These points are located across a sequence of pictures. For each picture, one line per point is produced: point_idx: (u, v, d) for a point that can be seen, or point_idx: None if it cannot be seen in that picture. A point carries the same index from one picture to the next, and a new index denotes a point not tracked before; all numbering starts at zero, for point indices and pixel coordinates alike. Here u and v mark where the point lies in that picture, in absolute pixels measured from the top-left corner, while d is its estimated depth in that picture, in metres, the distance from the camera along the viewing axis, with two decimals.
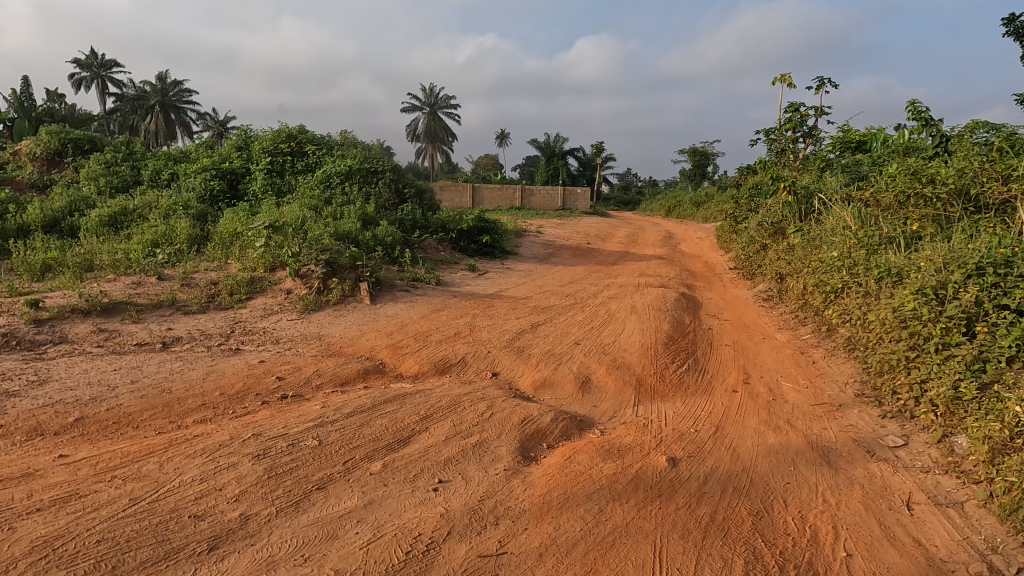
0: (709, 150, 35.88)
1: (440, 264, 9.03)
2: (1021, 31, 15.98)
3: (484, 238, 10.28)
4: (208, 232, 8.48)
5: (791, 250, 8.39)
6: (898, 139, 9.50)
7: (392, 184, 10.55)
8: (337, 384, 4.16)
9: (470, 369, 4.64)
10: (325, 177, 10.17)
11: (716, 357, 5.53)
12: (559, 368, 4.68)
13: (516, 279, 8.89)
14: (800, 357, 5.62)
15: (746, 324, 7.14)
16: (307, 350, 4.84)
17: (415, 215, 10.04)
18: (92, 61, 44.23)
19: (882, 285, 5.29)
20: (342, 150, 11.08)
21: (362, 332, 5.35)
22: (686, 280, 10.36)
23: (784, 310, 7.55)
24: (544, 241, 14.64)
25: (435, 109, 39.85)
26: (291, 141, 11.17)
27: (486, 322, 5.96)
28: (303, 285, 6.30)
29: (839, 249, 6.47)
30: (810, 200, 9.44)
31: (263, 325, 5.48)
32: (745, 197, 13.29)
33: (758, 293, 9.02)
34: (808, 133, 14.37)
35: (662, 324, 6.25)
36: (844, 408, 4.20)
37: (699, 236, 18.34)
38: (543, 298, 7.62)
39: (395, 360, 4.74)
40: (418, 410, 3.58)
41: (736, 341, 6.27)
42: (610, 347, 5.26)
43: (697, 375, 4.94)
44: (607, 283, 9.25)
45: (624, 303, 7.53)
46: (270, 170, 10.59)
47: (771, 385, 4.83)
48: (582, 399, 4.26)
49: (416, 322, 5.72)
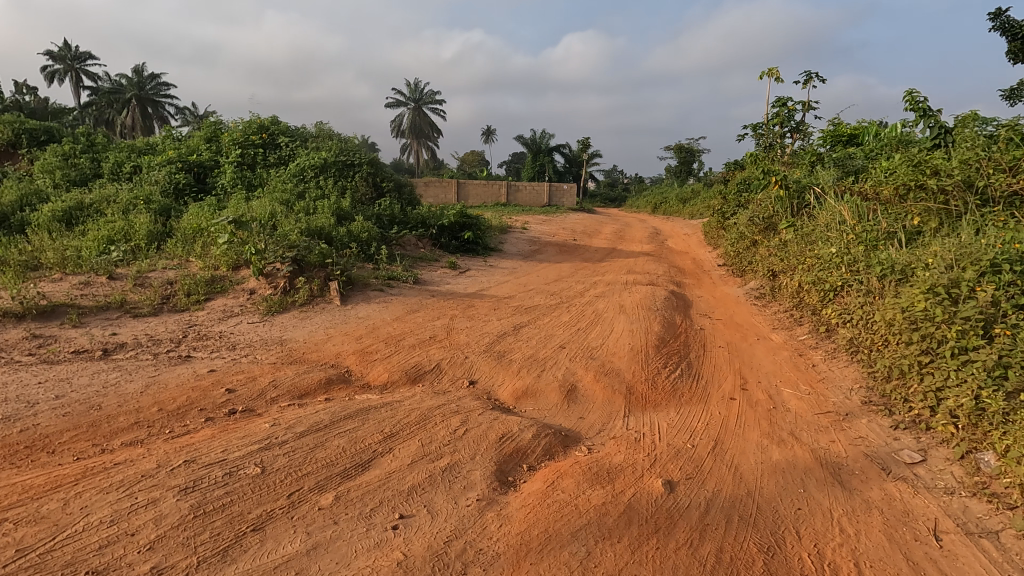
0: (696, 146, 35.77)
1: (419, 262, 8.59)
2: (1007, 27, 15.94)
3: (465, 234, 9.87)
4: (170, 228, 7.95)
5: (784, 246, 8.09)
6: (891, 132, 9.27)
7: (370, 178, 10.08)
8: (295, 397, 3.72)
9: (445, 377, 4.23)
10: (298, 171, 9.67)
11: (710, 361, 5.19)
12: (542, 375, 4.29)
13: (499, 277, 8.49)
14: (798, 360, 5.30)
15: (739, 324, 6.81)
16: (266, 357, 4.39)
17: (394, 210, 9.59)
18: (66, 53, 42.99)
19: (886, 283, 4.97)
20: (317, 142, 10.57)
21: (329, 336, 4.91)
22: (675, 278, 10.05)
23: (778, 308, 7.25)
24: (529, 238, 14.28)
25: (420, 105, 39.30)
26: (263, 132, 10.63)
27: (465, 324, 5.55)
28: (268, 285, 5.84)
29: (837, 245, 6.15)
30: (803, 194, 9.16)
31: (220, 329, 5.01)
32: (734, 192, 13.01)
33: (749, 291, 8.72)
34: (796, 127, 14.16)
35: (653, 325, 5.90)
36: (851, 418, 3.87)
37: (686, 232, 18.10)
38: (527, 297, 7.22)
39: (363, 368, 4.31)
40: (382, 427, 3.16)
41: (730, 343, 5.93)
42: (597, 350, 4.89)
43: (691, 380, 4.59)
44: (594, 280, 8.88)
45: (612, 302, 7.17)
46: (240, 163, 10.06)
47: (771, 392, 4.48)
48: (567, 411, 3.88)
49: (388, 324, 5.30)
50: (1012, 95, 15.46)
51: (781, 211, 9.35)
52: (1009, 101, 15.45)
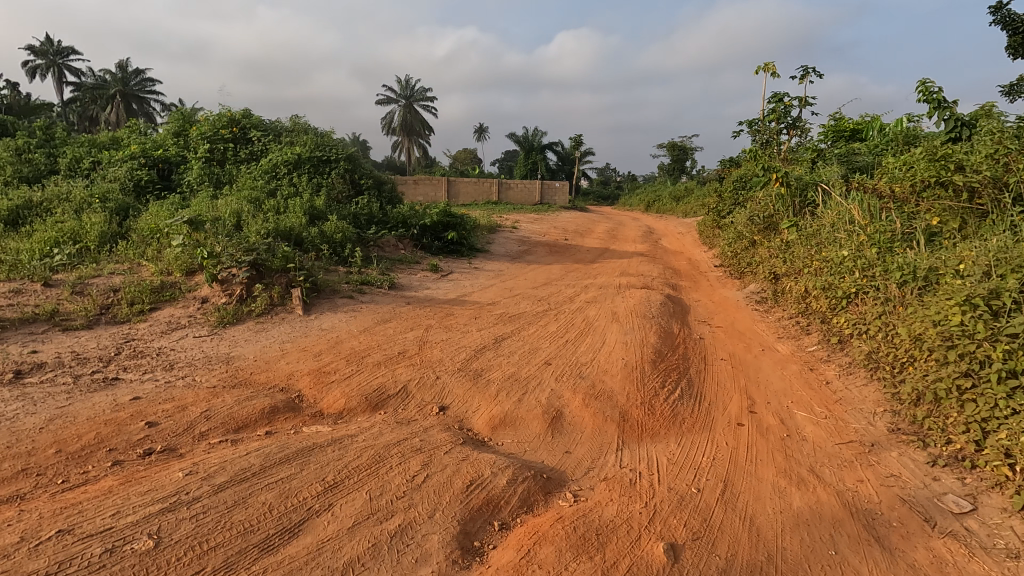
0: (689, 144, 35.38)
1: (398, 264, 8.03)
2: (1007, 21, 15.54)
3: (449, 235, 9.31)
4: (126, 228, 7.33)
5: (787, 248, 7.59)
6: (898, 128, 8.81)
7: (348, 174, 9.47)
8: (230, 431, 3.14)
9: (412, 403, 3.68)
10: (270, 167, 9.06)
11: (712, 378, 4.66)
12: (524, 399, 3.74)
13: (484, 281, 7.94)
14: (809, 375, 4.79)
15: (741, 332, 6.30)
16: (206, 379, 3.81)
17: (372, 209, 9.01)
18: (48, 47, 42.02)
19: (907, 292, 4.48)
20: (291, 136, 9.95)
21: (283, 353, 4.33)
22: (670, 280, 9.54)
23: (782, 315, 6.75)
24: (519, 238, 13.75)
25: (411, 102, 38.66)
26: (234, 126, 9.99)
27: (441, 336, 4.99)
28: (222, 293, 5.25)
29: (849, 248, 5.65)
30: (807, 193, 8.66)
31: (160, 344, 4.42)
32: (730, 190, 12.52)
33: (750, 294, 8.22)
34: (792, 123, 13.70)
35: (649, 335, 5.37)
36: (878, 450, 3.36)
37: (680, 231, 17.61)
38: (513, 303, 6.67)
39: (317, 391, 3.74)
40: (323, 474, 2.60)
41: (734, 355, 5.41)
42: (587, 367, 4.35)
43: (693, 403, 4.06)
44: (585, 284, 8.34)
45: (603, 308, 6.63)
46: (209, 159, 9.42)
47: (782, 415, 3.96)
48: (551, 443, 3.33)
49: (354, 338, 4.74)
50: (1011, 91, 15.13)
51: (781, 210, 8.86)
52: (1007, 96, 15.07)
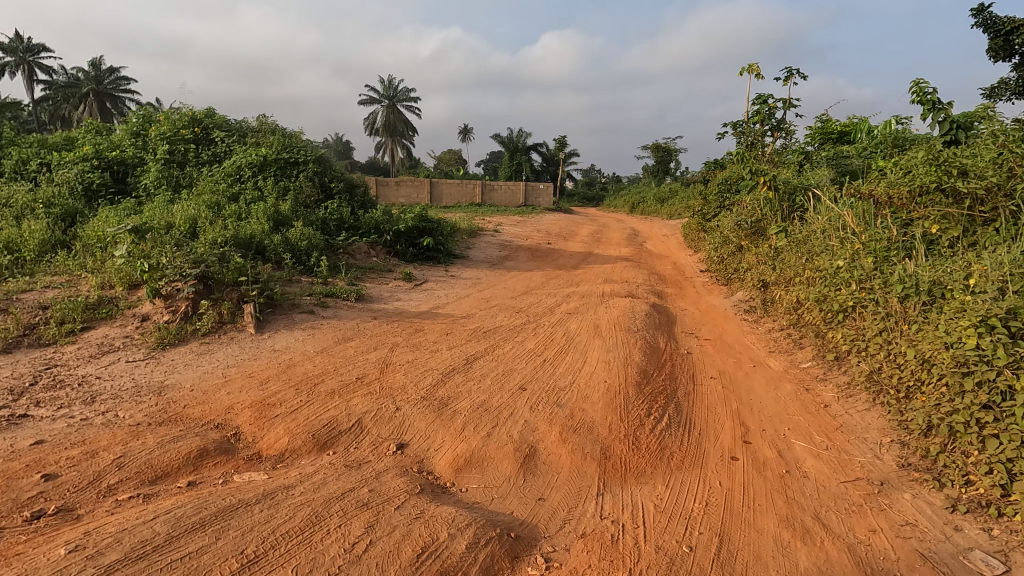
0: (673, 146, 35.28)
1: (369, 273, 7.57)
2: (990, 22, 15.50)
3: (424, 241, 8.88)
4: (71, 236, 6.76)
5: (777, 256, 7.28)
6: (889, 132, 8.57)
7: (317, 177, 8.95)
8: (144, 483, 2.68)
9: (365, 440, 3.24)
10: (233, 170, 8.53)
11: (702, 401, 4.30)
12: (493, 435, 3.32)
13: (460, 290, 7.51)
14: (805, 396, 4.45)
15: (730, 346, 5.96)
16: (130, 414, 3.33)
17: (342, 213, 8.52)
18: (18, 44, 40.61)
19: (910, 308, 4.17)
20: (257, 137, 9.40)
21: (226, 380, 3.86)
22: (655, 287, 9.21)
23: (773, 327, 6.42)
24: (501, 242, 13.35)
25: (395, 103, 38.07)
26: (196, 125, 9.43)
27: (407, 356, 4.55)
28: (165, 310, 4.75)
29: (844, 258, 5.35)
30: (795, 197, 8.38)
31: (87, 370, 3.92)
32: (715, 194, 12.25)
33: (737, 302, 7.91)
34: (777, 125, 13.51)
35: (633, 353, 4.98)
36: (888, 490, 3.01)
37: (665, 233, 17.35)
38: (489, 315, 6.26)
39: (258, 428, 3.28)
40: (243, 547, 2.16)
41: (724, 372, 5.06)
42: (565, 393, 3.94)
43: (682, 433, 3.68)
44: (566, 292, 7.96)
45: (585, 321, 6.25)
46: (168, 160, 8.85)
47: (779, 446, 3.60)
48: (522, 489, 2.92)
49: (309, 361, 4.30)
50: (993, 95, 15.12)
51: (769, 215, 8.57)
52: (989, 98, 15.01)
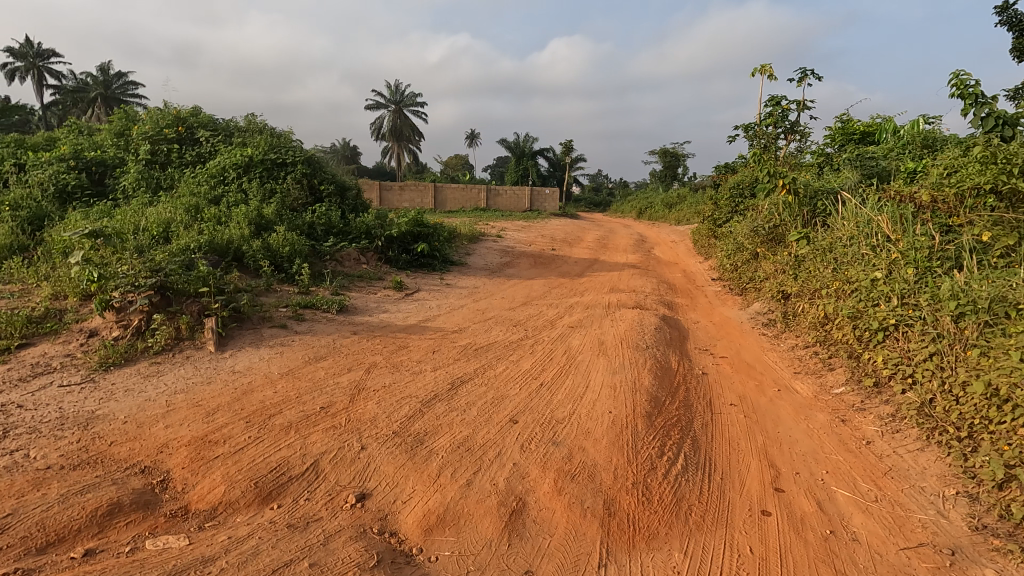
0: (681, 151, 34.71)
1: (357, 282, 7.05)
2: (1014, 22, 14.88)
3: (419, 247, 8.35)
4: (35, 240, 6.27)
5: (799, 265, 6.69)
6: (917, 133, 7.99)
7: (305, 179, 8.39)
8: (27, 555, 2.13)
9: (320, 491, 2.68)
10: (216, 171, 8.04)
11: (722, 434, 3.72)
12: (474, 484, 2.75)
13: (454, 301, 6.96)
14: (841, 429, 3.85)
15: (750, 365, 5.36)
16: (41, 455, 2.78)
17: (331, 217, 7.99)
18: (27, 49, 40.71)
19: (967, 329, 3.58)
20: (243, 136, 8.88)
21: (169, 410, 3.31)
22: (665, 297, 8.63)
23: (797, 343, 5.83)
24: (503, 248, 12.83)
25: (401, 107, 37.78)
26: (180, 124, 8.93)
27: (384, 379, 3.99)
28: (115, 324, 4.22)
29: (880, 270, 4.76)
30: (818, 201, 7.77)
31: (11, 396, 3.39)
32: (727, 198, 11.66)
33: (755, 315, 7.30)
34: (790, 128, 12.95)
35: (642, 376, 4.40)
36: (962, 563, 2.45)
37: (673, 239, 16.77)
38: (483, 330, 5.69)
39: (190, 472, 2.72)
40: None
41: (745, 398, 4.46)
42: (563, 427, 3.37)
43: (701, 477, 3.11)
44: (570, 303, 7.39)
45: (589, 336, 5.67)
46: (150, 161, 8.38)
47: (818, 495, 3.02)
48: (506, 557, 2.35)
49: (271, 385, 3.75)
50: (1017, 98, 14.49)
51: (789, 221, 7.97)
52: (1013, 101, 14.37)
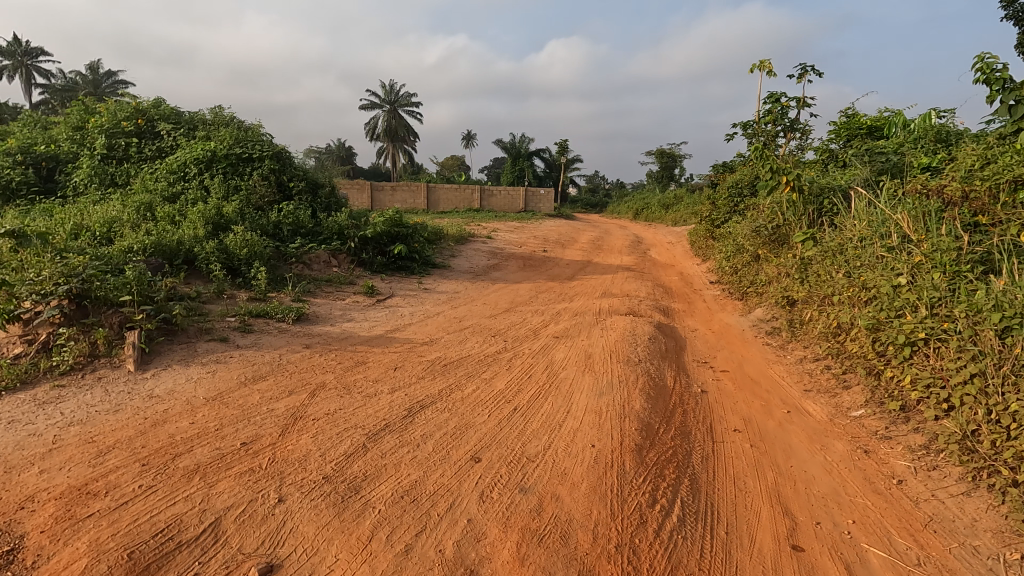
0: (678, 151, 34.22)
1: (324, 287, 6.46)
2: (1020, 15, 14.38)
3: (396, 249, 7.80)
4: None
5: (807, 269, 6.12)
6: (929, 126, 7.45)
7: (273, 175, 7.77)
8: None
9: (215, 562, 2.06)
10: (176, 168, 7.43)
11: (725, 471, 3.14)
12: (415, 552, 2.16)
13: (430, 307, 6.38)
14: (864, 463, 3.28)
15: (754, 381, 4.78)
16: None
17: (300, 216, 7.38)
18: (15, 47, 39.99)
19: (1015, 346, 3.02)
20: (208, 129, 8.24)
21: (52, 449, 2.69)
22: (661, 302, 8.08)
23: (806, 356, 5.26)
24: (492, 250, 12.26)
25: (395, 107, 37.23)
26: (140, 116, 8.27)
27: (329, 405, 3.40)
28: (18, 339, 3.60)
29: (903, 275, 4.20)
30: (824, 199, 7.21)
31: None
32: (725, 197, 11.11)
33: (757, 322, 6.75)
34: (790, 125, 12.43)
35: (632, 399, 3.82)
36: None
37: (670, 241, 16.26)
38: (457, 341, 5.10)
39: (48, 539, 2.10)
40: None
41: (751, 422, 3.88)
42: (535, 467, 2.79)
43: (703, 532, 2.53)
44: (557, 310, 6.81)
45: (576, 348, 5.09)
46: (106, 156, 7.75)
47: (846, 555, 2.45)
48: None
49: (190, 414, 3.14)
50: None
51: (794, 221, 7.42)
52: None
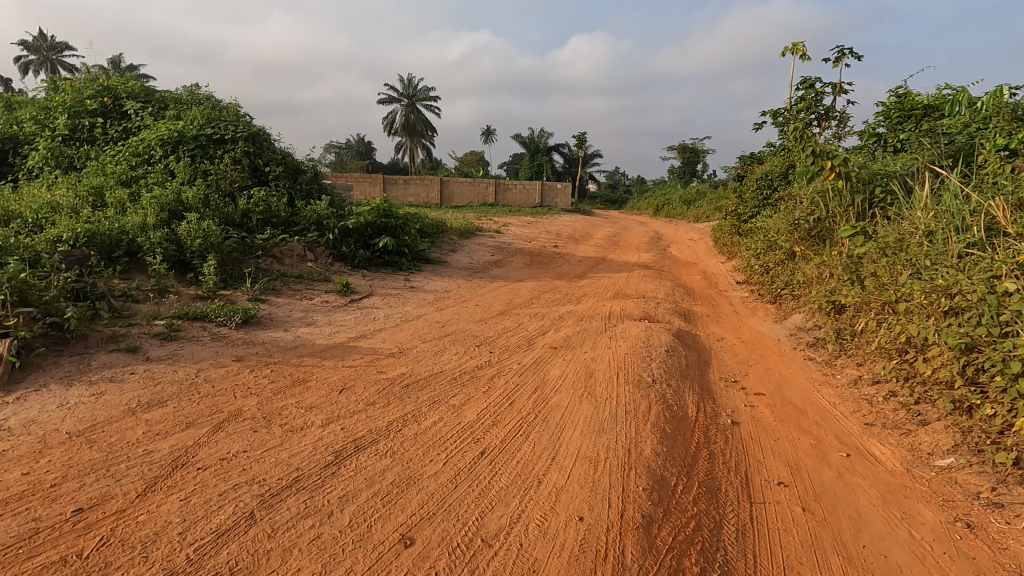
0: (700, 146, 32.93)
1: (292, 285, 5.66)
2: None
3: (381, 242, 6.98)
4: None
5: (859, 269, 5.10)
6: (997, 101, 6.36)
7: (247, 158, 6.98)
8: None
9: None
10: (139, 149, 6.68)
11: (771, 556, 2.20)
12: None
13: (411, 309, 5.51)
14: (971, 546, 2.32)
15: (797, 409, 3.80)
16: None
17: (272, 204, 6.57)
18: (39, 41, 40.26)
19: None
20: (179, 108, 7.47)
21: None
22: (681, 304, 7.09)
23: (861, 377, 4.26)
24: (498, 245, 11.36)
25: (413, 101, 36.44)
26: (106, 94, 7.51)
27: (231, 446, 2.53)
28: None
29: (1007, 278, 3.19)
30: (876, 187, 6.13)
31: None
32: (754, 190, 10.04)
33: (796, 331, 5.74)
34: (824, 111, 11.31)
35: (641, 438, 2.89)
36: None
37: (692, 237, 15.20)
38: (431, 352, 4.21)
39: None
40: None
41: (800, 472, 2.93)
42: (492, 560, 1.90)
43: None
44: (560, 313, 5.87)
45: (576, 363, 4.16)
46: (68, 138, 7.04)
47: None
48: None
49: (30, 459, 2.29)
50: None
51: (838, 214, 6.37)
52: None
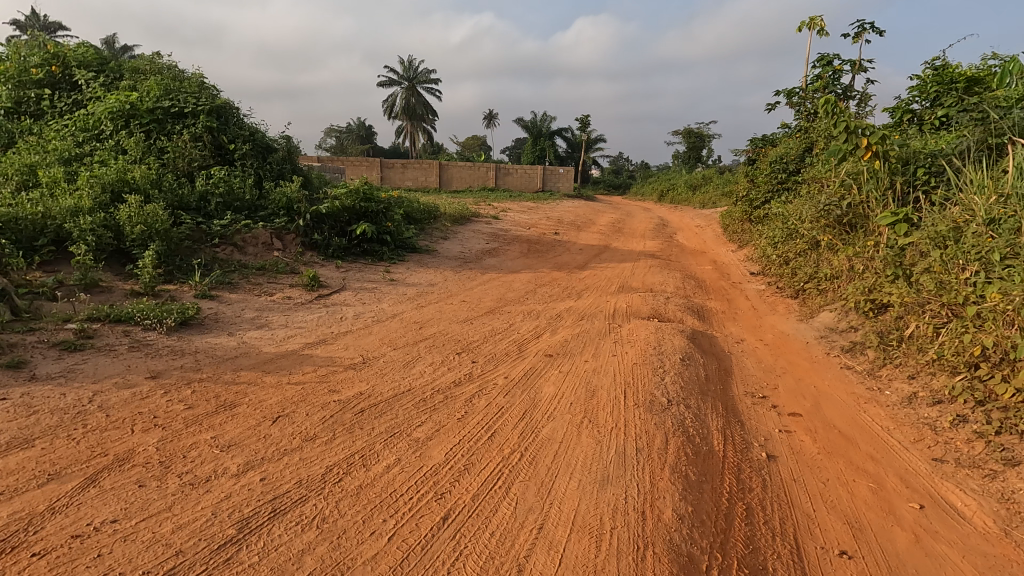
0: (707, 131, 31.96)
1: (252, 277, 4.95)
2: None
3: (358, 229, 6.26)
4: None
5: (906, 264, 4.36)
6: None
7: (209, 134, 6.24)
8: None
9: None
10: (86, 123, 5.94)
11: None
12: None
13: (386, 307, 4.80)
14: None
15: (845, 438, 3.10)
16: None
17: (235, 185, 5.84)
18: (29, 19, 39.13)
19: None
20: (136, 78, 6.71)
21: None
22: (693, 300, 6.37)
23: (917, 393, 3.55)
24: (494, 232, 10.62)
25: (413, 83, 35.42)
26: (55, 62, 6.74)
27: (98, 514, 1.84)
28: None
29: None
30: (918, 168, 5.36)
31: None
32: (768, 173, 9.25)
33: (827, 333, 5.02)
34: (844, 89, 10.47)
35: (658, 492, 2.19)
36: None
37: (699, 224, 14.39)
38: (400, 363, 3.51)
39: None
40: None
41: (866, 534, 2.24)
42: None
43: None
44: (558, 311, 5.15)
45: (575, 377, 3.45)
46: (9, 111, 6.29)
47: None
48: None
49: None
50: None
51: (873, 198, 5.59)
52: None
